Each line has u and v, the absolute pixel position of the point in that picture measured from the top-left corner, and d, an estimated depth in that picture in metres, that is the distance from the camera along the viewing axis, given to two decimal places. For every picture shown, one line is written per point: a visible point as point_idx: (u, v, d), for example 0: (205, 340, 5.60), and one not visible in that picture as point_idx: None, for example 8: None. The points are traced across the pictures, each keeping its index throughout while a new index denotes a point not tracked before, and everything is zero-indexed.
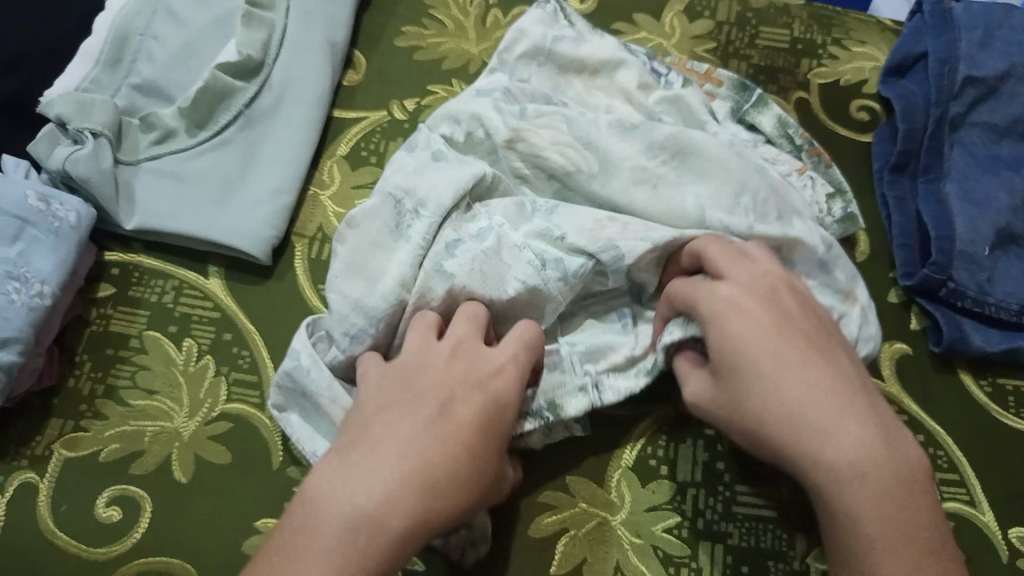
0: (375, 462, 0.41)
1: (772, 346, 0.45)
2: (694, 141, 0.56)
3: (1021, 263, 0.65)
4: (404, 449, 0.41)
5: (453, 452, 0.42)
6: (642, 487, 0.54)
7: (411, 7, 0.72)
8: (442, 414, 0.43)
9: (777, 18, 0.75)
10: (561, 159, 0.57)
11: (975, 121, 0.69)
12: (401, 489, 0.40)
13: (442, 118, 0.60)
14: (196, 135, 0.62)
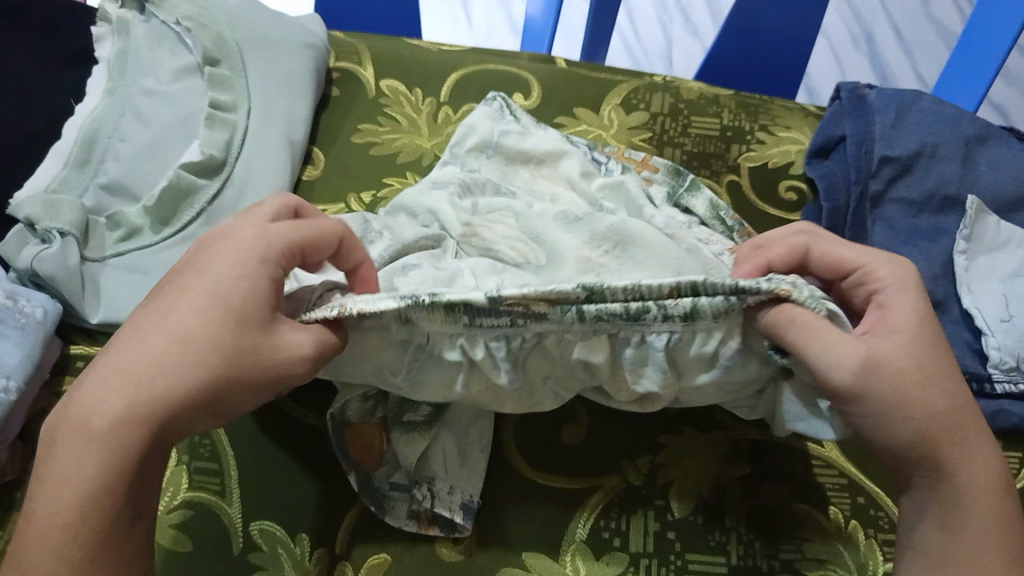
0: (120, 368, 0.42)
1: (932, 375, 0.46)
2: (637, 234, 0.59)
3: (943, 327, 0.69)
4: (143, 357, 0.42)
5: (190, 347, 0.42)
6: (597, 560, 0.55)
7: (366, 106, 0.77)
8: (169, 323, 0.43)
9: (707, 108, 0.82)
10: (512, 253, 0.60)
11: (895, 197, 0.75)
12: (134, 391, 0.41)
13: (399, 210, 0.64)
14: (160, 231, 0.65)
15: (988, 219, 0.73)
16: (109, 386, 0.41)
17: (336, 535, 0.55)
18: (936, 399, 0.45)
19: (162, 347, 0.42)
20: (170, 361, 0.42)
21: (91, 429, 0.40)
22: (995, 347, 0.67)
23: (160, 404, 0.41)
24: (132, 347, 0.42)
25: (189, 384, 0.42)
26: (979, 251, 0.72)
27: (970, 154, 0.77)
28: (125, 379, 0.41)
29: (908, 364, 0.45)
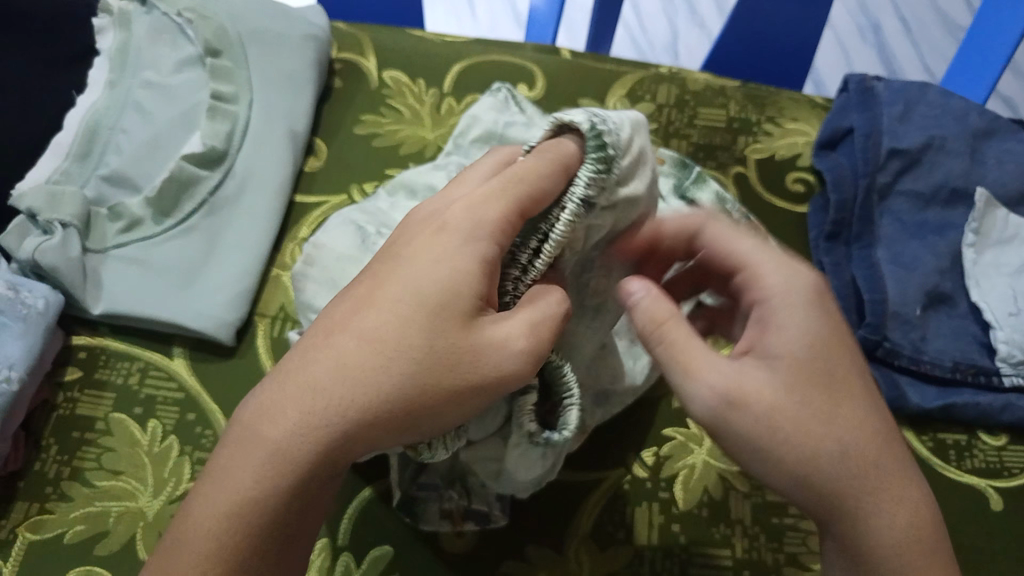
0: (295, 385, 0.40)
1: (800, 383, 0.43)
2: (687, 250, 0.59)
3: (950, 322, 0.69)
4: (315, 374, 0.40)
5: (363, 367, 0.39)
6: (601, 553, 0.55)
7: (369, 98, 0.76)
8: (372, 312, 0.41)
9: (713, 99, 0.81)
10: None
11: (902, 189, 0.74)
12: (307, 412, 0.39)
13: (400, 188, 0.63)
14: (162, 222, 0.65)
15: (996, 212, 0.72)
16: (325, 385, 0.39)
17: (338, 528, 0.55)
18: (847, 442, 0.42)
19: (362, 344, 0.40)
20: (367, 361, 0.40)
21: (251, 452, 0.38)
22: (1003, 341, 0.66)
23: (326, 420, 0.39)
24: (324, 351, 0.40)
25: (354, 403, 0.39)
26: (987, 245, 0.71)
27: (979, 147, 0.76)
28: (319, 389, 0.39)
29: (778, 405, 0.43)
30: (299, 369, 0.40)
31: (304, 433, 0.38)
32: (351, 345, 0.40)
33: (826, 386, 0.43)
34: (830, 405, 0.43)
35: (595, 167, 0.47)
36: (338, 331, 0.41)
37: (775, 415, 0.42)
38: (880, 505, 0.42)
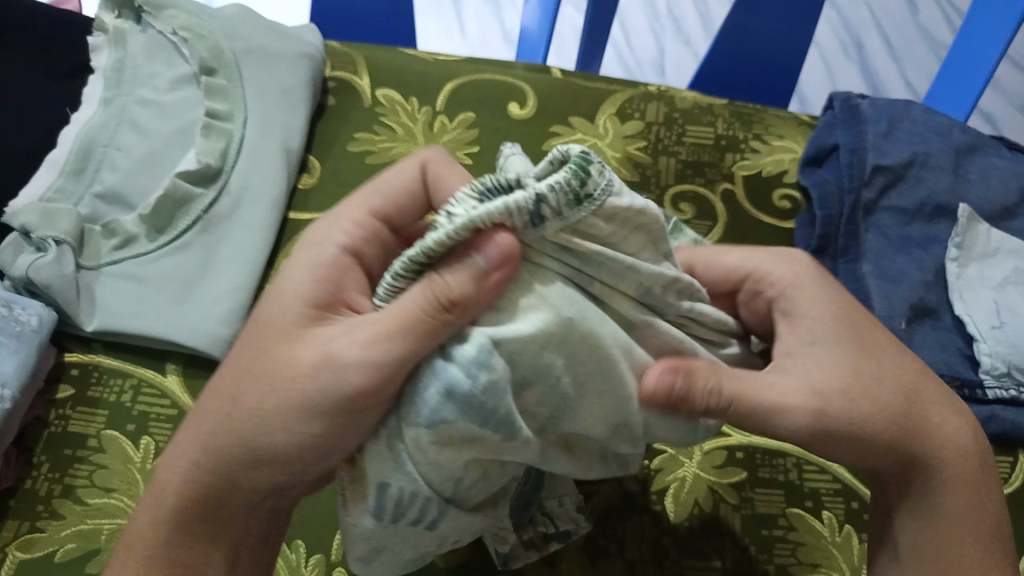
0: (193, 424, 0.45)
1: (850, 358, 0.48)
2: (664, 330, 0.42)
3: (936, 334, 0.69)
4: (202, 415, 0.45)
5: (236, 397, 0.44)
6: (592, 567, 0.55)
7: (362, 115, 0.77)
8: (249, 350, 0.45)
9: (701, 117, 0.82)
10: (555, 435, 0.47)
11: (887, 205, 0.75)
12: (200, 449, 0.44)
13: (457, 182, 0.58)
14: (156, 239, 0.65)
15: (979, 226, 0.73)
16: (217, 422, 0.44)
17: (331, 543, 0.55)
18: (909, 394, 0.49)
19: (250, 401, 0.43)
20: (229, 407, 0.43)
21: (156, 502, 0.45)
22: (986, 353, 0.67)
23: (217, 445, 0.43)
24: (215, 416, 0.44)
25: (230, 423, 0.43)
26: (970, 259, 0.73)
27: (961, 163, 0.78)
28: (206, 431, 0.44)
29: (833, 380, 0.47)
30: (200, 421, 0.45)
31: (193, 465, 0.44)
32: (230, 393, 0.44)
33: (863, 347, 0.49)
34: (874, 363, 0.49)
35: (560, 181, 0.36)
36: (234, 397, 0.44)
37: (843, 390, 0.47)
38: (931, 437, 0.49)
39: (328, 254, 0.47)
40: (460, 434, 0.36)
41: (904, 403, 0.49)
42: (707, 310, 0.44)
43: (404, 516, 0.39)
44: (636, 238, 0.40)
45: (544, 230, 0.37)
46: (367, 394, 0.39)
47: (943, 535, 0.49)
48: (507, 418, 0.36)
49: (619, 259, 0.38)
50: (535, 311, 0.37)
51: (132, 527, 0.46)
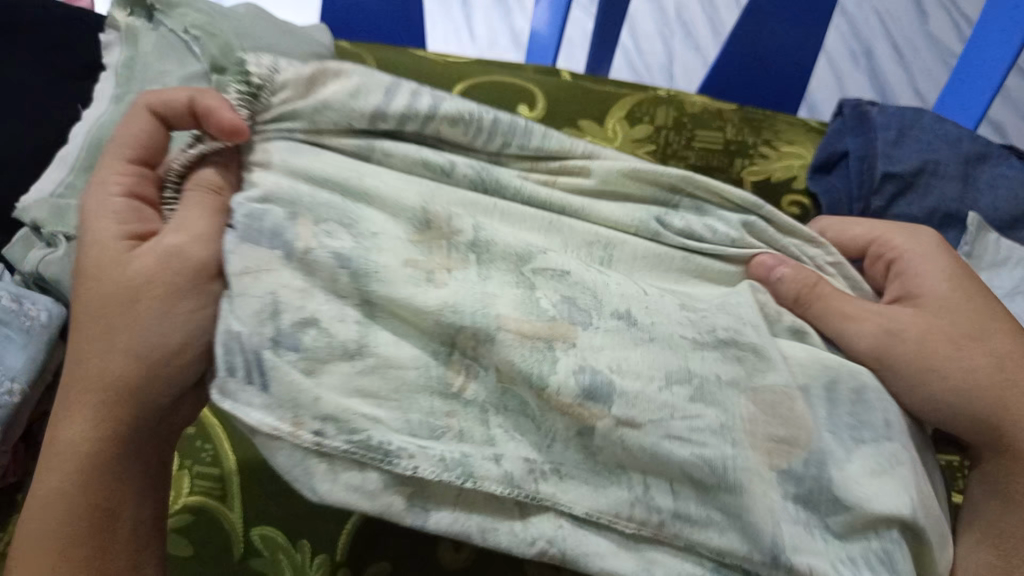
0: (78, 404, 0.45)
1: (959, 338, 0.51)
2: (499, 232, 0.52)
3: None
4: (85, 382, 0.45)
5: (123, 350, 0.44)
6: None
7: None
8: (102, 296, 0.46)
9: (710, 122, 0.82)
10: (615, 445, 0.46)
11: (897, 213, 0.75)
12: (98, 420, 0.44)
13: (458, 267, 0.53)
14: None
15: (989, 236, 0.73)
16: (92, 373, 0.45)
17: (336, 542, 0.54)
18: (962, 369, 0.50)
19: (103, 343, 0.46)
20: (106, 371, 0.44)
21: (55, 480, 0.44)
22: None
23: (99, 401, 0.44)
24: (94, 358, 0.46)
25: (125, 375, 0.44)
26: (979, 268, 0.73)
27: (970, 172, 0.78)
28: (82, 392, 0.45)
29: (930, 335, 0.51)
30: (83, 362, 0.45)
31: (84, 437, 0.44)
32: (118, 359, 0.44)
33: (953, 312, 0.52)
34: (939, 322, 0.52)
35: (241, 94, 0.50)
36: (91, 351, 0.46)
37: (932, 343, 0.51)
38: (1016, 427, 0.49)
39: (113, 203, 0.48)
40: (309, 258, 0.46)
41: (930, 363, 0.50)
42: (677, 223, 0.57)
43: (235, 371, 0.43)
44: (377, 92, 0.52)
45: (272, 126, 0.52)
46: (183, 249, 0.46)
47: (992, 521, 0.50)
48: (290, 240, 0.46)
49: (301, 107, 0.51)
50: (267, 177, 0.50)
51: (31, 505, 0.44)
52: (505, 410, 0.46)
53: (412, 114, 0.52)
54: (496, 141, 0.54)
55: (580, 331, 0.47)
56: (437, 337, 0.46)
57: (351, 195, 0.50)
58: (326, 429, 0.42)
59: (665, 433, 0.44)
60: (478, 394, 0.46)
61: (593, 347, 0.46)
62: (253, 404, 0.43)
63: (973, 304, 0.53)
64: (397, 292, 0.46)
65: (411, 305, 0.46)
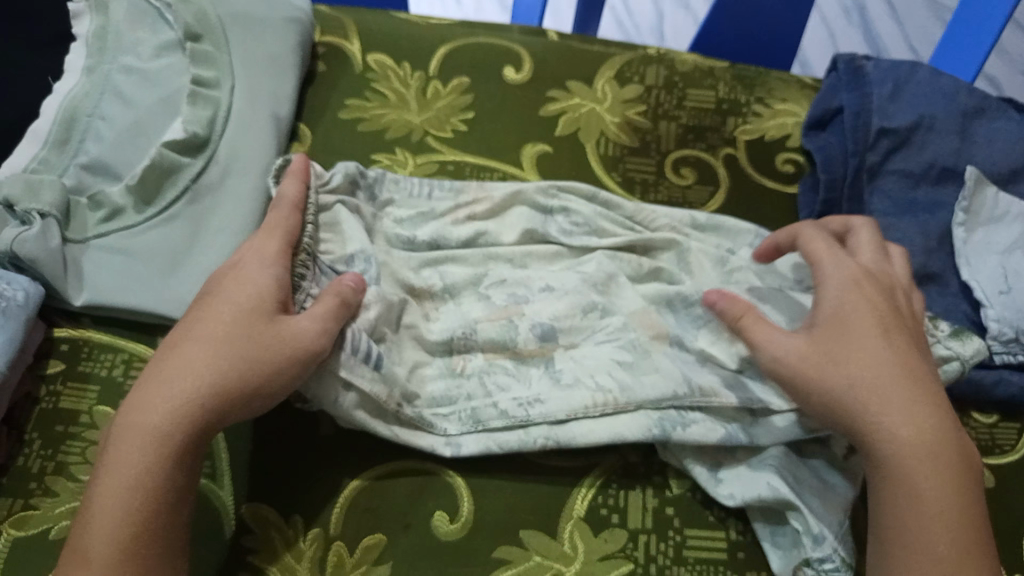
0: (169, 388, 0.48)
1: (856, 344, 0.53)
2: (458, 271, 0.63)
3: (941, 300, 0.69)
4: (185, 371, 0.48)
5: (231, 363, 0.49)
6: (595, 537, 0.54)
7: (354, 81, 0.75)
8: (233, 312, 0.51)
9: (702, 80, 0.80)
10: (611, 381, 0.57)
11: (892, 168, 0.74)
12: (182, 414, 0.47)
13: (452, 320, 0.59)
14: (144, 211, 0.63)
15: (987, 190, 0.72)
16: (198, 368, 0.49)
17: (330, 518, 0.53)
18: (847, 373, 0.52)
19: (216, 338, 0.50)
20: (207, 373, 0.48)
21: (127, 445, 0.47)
22: (994, 318, 0.66)
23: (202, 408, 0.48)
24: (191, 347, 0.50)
25: (230, 385, 0.48)
26: (977, 223, 0.71)
27: (968, 126, 0.76)
28: (173, 388, 0.48)
29: (809, 352, 0.53)
30: (195, 363, 0.49)
31: (169, 429, 0.47)
32: (220, 362, 0.49)
33: (844, 331, 0.54)
34: (816, 343, 0.54)
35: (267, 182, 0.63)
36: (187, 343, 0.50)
37: (814, 357, 0.53)
38: (887, 423, 0.50)
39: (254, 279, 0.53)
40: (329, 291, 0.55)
41: (821, 376, 0.52)
42: (567, 222, 0.66)
43: (356, 351, 0.53)
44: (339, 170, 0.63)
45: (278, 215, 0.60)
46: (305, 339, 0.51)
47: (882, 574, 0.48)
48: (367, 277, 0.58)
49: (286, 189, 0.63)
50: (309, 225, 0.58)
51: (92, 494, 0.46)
52: (494, 378, 0.58)
53: (372, 185, 0.65)
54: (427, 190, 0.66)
55: (525, 305, 0.61)
56: (438, 349, 0.59)
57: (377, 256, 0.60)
58: (404, 402, 0.55)
59: (615, 361, 0.58)
60: (473, 368, 0.58)
61: (536, 310, 0.60)
62: (366, 374, 0.53)
63: (868, 306, 0.54)
64: (407, 316, 0.59)
65: (433, 345, 0.59)
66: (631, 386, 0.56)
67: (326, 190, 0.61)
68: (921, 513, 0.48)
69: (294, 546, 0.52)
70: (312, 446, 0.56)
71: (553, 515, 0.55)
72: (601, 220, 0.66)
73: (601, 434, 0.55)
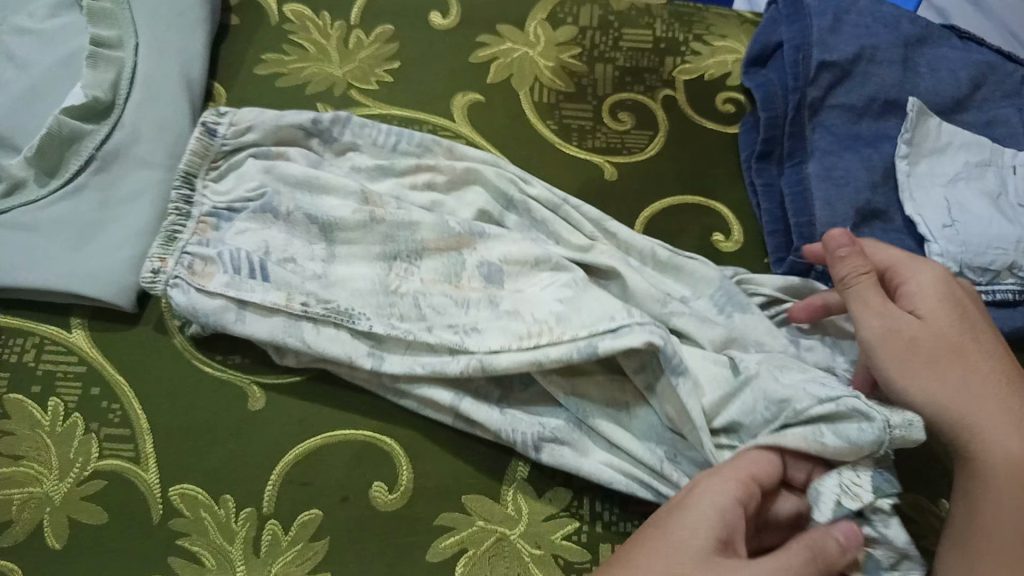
0: None
1: (964, 348, 0.51)
2: (416, 195, 0.62)
3: (885, 236, 0.67)
4: None
5: None
6: (538, 498, 0.53)
7: (271, 34, 0.70)
8: None
9: (638, 19, 0.77)
10: (533, 329, 0.53)
11: (834, 103, 0.72)
12: None
13: (381, 255, 0.58)
14: (47, 183, 0.60)
15: (929, 121, 0.71)
16: None
17: (262, 496, 0.51)
18: (955, 378, 0.49)
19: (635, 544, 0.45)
20: None
21: None
22: (938, 253, 0.65)
23: None
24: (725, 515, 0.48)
25: None
26: (920, 156, 0.70)
27: (910, 56, 0.75)
28: None
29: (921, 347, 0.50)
30: None
31: None
32: None
33: (960, 335, 0.51)
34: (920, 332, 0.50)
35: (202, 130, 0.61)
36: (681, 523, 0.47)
37: (924, 352, 0.50)
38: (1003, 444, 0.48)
39: None
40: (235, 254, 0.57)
41: (946, 369, 0.49)
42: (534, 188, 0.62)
43: (240, 271, 0.56)
44: (294, 117, 0.62)
45: (237, 158, 0.61)
46: None
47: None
48: (270, 203, 0.59)
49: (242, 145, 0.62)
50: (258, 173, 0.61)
51: None
52: (431, 302, 0.56)
53: (331, 129, 0.63)
54: (393, 139, 0.63)
55: (479, 237, 0.58)
56: (379, 261, 0.58)
57: (314, 184, 0.60)
58: (311, 301, 0.55)
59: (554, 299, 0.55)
60: (409, 289, 0.57)
61: (488, 247, 0.58)
62: (255, 289, 0.55)
63: (967, 322, 0.52)
64: (336, 223, 0.59)
65: (361, 232, 0.59)
66: (568, 316, 0.53)
67: (240, 141, 0.61)
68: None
69: (226, 527, 0.50)
70: (239, 421, 0.53)
71: (495, 477, 0.53)
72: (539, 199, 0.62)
73: (498, 420, 0.53)
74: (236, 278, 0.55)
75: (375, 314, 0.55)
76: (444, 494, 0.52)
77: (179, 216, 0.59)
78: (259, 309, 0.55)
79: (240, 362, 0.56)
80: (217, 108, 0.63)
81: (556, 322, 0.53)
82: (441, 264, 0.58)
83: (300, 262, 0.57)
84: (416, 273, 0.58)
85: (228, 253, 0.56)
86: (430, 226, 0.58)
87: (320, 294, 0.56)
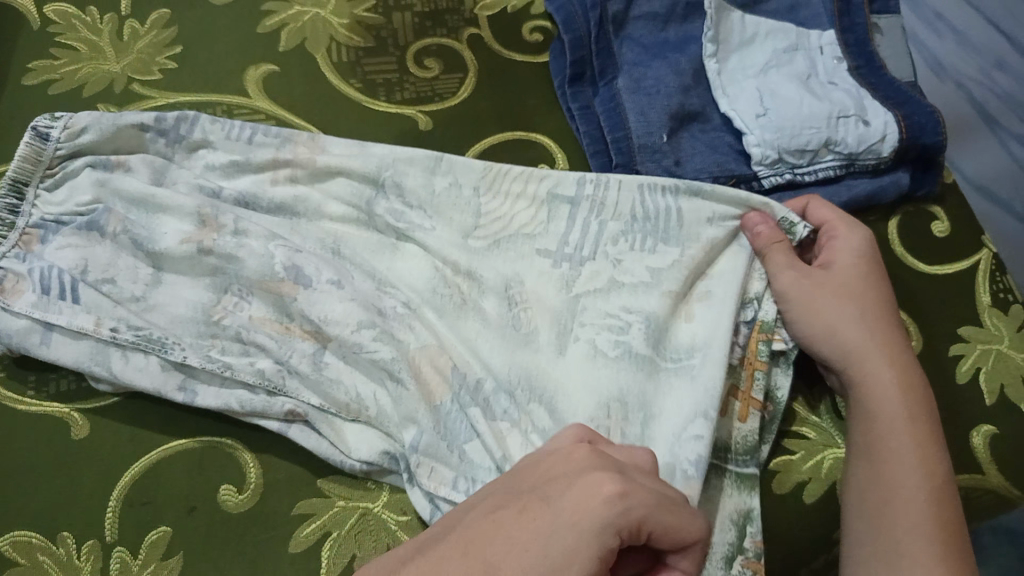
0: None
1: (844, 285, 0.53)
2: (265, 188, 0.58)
3: (705, 137, 0.68)
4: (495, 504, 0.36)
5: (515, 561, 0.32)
6: (399, 483, 0.51)
7: (34, 39, 0.65)
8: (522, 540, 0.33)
9: None
10: (349, 399, 0.52)
11: (637, 14, 0.72)
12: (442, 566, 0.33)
13: (205, 278, 0.55)
14: None
15: (731, 16, 0.71)
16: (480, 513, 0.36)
17: (103, 525, 0.49)
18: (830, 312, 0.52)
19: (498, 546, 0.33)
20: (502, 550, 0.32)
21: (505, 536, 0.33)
22: (756, 144, 0.66)
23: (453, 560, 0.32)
24: (592, 487, 0.34)
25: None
26: (728, 52, 0.71)
27: None
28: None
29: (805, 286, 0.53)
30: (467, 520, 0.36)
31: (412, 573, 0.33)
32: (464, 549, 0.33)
33: (839, 280, 0.53)
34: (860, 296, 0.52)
35: (35, 134, 0.57)
36: (545, 497, 0.34)
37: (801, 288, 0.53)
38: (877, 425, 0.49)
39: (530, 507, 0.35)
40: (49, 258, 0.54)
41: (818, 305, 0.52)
42: (410, 180, 0.59)
43: (50, 292, 0.53)
44: (135, 117, 0.59)
45: (74, 165, 0.57)
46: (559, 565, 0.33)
47: (870, 519, 0.46)
48: (97, 221, 0.55)
49: (80, 146, 0.58)
50: (96, 176, 0.57)
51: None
52: (254, 338, 0.53)
53: (176, 128, 0.59)
54: (245, 132, 0.60)
55: (304, 287, 0.54)
56: (208, 290, 0.55)
57: (148, 201, 0.56)
58: (121, 326, 0.53)
59: (386, 371, 0.52)
60: (233, 322, 0.53)
61: (311, 299, 0.54)
62: (64, 310, 0.52)
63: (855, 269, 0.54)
64: (161, 252, 0.55)
65: (186, 263, 0.55)
66: (389, 414, 0.51)
67: (75, 144, 0.58)
68: (905, 491, 0.46)
69: (68, 564, 0.47)
70: (70, 453, 0.51)
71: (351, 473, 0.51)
72: (408, 181, 0.59)
73: (328, 449, 0.51)
74: (43, 296, 0.52)
75: (191, 344, 0.53)
76: (298, 487, 0.51)
77: (1, 227, 0.55)
78: (68, 331, 0.52)
79: (77, 379, 0.53)
80: (49, 113, 0.60)
81: (374, 394, 0.52)
82: (267, 300, 0.54)
83: (117, 282, 0.54)
84: (250, 307, 0.54)
85: (39, 267, 0.53)
86: (278, 256, 0.55)
87: (132, 320, 0.53)
